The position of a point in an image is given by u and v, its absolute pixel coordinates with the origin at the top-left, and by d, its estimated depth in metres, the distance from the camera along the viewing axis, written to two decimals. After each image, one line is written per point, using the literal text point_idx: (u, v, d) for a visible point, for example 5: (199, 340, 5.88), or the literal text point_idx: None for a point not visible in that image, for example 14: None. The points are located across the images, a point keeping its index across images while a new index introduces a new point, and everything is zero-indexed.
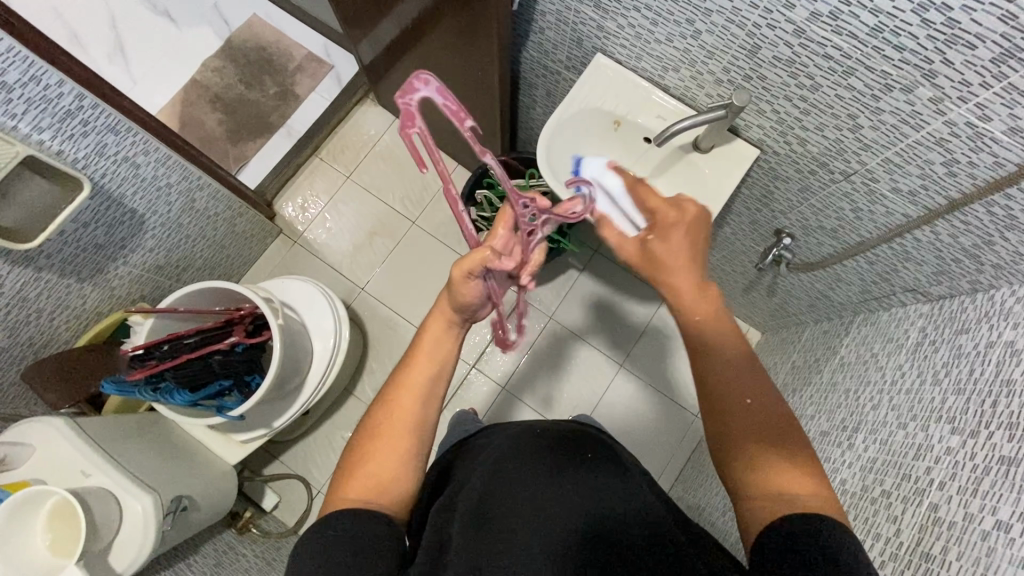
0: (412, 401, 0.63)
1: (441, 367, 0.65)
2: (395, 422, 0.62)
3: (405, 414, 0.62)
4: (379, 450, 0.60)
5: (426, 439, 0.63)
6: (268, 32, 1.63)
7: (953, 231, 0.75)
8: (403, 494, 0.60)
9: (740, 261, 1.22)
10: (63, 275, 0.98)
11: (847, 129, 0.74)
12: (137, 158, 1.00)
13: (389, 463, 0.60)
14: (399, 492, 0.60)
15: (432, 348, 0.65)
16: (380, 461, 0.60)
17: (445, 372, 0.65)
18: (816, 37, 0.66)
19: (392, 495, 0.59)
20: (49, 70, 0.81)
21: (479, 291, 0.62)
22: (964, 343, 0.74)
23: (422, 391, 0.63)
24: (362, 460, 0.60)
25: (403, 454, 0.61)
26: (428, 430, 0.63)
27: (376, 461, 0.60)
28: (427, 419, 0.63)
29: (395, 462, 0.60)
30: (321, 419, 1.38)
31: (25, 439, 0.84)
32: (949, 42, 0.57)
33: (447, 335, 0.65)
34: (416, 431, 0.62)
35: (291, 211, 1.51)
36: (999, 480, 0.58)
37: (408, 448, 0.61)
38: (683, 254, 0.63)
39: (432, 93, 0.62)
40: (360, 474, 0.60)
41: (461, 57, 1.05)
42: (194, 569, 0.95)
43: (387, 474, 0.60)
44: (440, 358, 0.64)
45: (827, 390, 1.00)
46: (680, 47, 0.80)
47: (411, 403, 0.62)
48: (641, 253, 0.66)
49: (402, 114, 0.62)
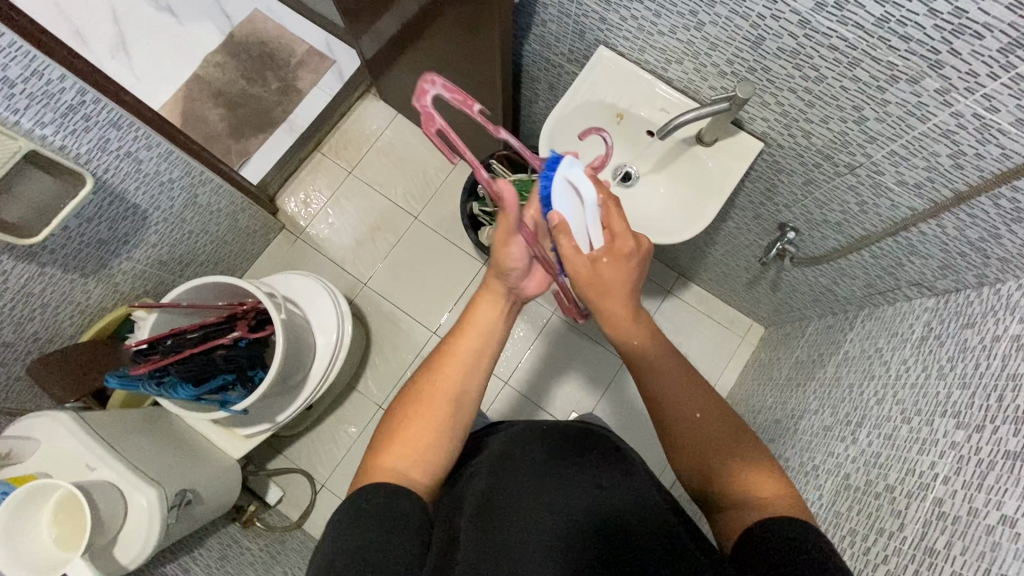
0: (458, 369, 0.66)
1: (487, 341, 0.68)
2: (439, 392, 0.64)
3: (449, 384, 0.65)
4: (422, 414, 0.63)
5: (467, 409, 0.65)
6: (269, 27, 1.63)
7: (960, 224, 0.74)
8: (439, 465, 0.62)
9: (743, 256, 1.21)
10: (67, 270, 0.98)
11: (853, 122, 0.74)
12: (139, 153, 1.00)
13: (431, 429, 0.62)
14: (437, 463, 0.61)
15: (484, 320, 0.68)
16: (420, 429, 0.62)
17: (490, 344, 0.68)
18: (821, 27, 0.65)
19: (431, 462, 0.61)
20: (51, 65, 0.81)
21: (521, 252, 0.66)
22: (970, 337, 0.74)
23: (467, 362, 0.66)
24: (404, 424, 0.62)
25: (444, 421, 0.63)
26: (470, 400, 0.65)
27: (419, 427, 0.62)
28: (470, 391, 0.66)
29: (437, 431, 0.62)
30: (325, 413, 1.39)
31: (30, 433, 0.84)
32: (955, 33, 0.56)
33: (495, 310, 0.69)
34: (459, 397, 0.65)
35: (293, 207, 1.51)
36: (1004, 475, 0.57)
37: (453, 417, 0.64)
38: (622, 284, 0.64)
39: (438, 91, 0.62)
40: (398, 443, 0.61)
41: (463, 51, 1.05)
42: (199, 562, 0.96)
43: (426, 443, 0.61)
44: (488, 332, 0.68)
45: (830, 384, 0.99)
46: (683, 39, 0.79)
47: (456, 374, 0.65)
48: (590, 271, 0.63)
49: (419, 114, 0.63)
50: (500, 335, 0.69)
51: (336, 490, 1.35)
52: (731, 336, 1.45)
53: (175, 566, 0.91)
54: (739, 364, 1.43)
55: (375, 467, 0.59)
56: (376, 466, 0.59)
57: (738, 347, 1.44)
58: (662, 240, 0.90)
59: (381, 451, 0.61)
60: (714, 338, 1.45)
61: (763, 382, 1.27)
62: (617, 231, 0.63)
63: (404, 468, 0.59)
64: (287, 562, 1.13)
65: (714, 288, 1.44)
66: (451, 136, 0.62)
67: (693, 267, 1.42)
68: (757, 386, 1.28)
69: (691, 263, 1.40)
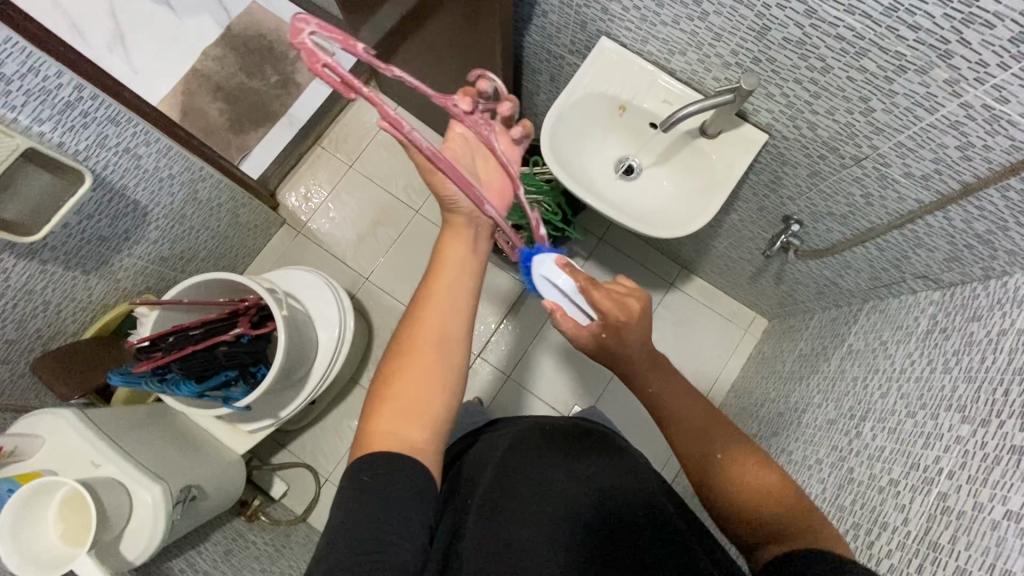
0: (436, 316, 0.61)
1: (462, 277, 0.64)
2: (422, 339, 0.60)
3: (431, 330, 0.60)
4: (405, 368, 0.58)
5: (454, 355, 0.60)
6: (268, 19, 1.61)
7: (968, 217, 0.73)
8: (437, 429, 0.57)
9: (747, 248, 1.20)
10: (68, 267, 0.98)
11: (859, 113, 0.73)
12: (138, 149, 0.99)
13: (419, 382, 0.57)
14: (436, 416, 0.57)
15: (453, 254, 0.65)
16: (411, 383, 0.57)
17: (468, 279, 0.64)
18: (828, 16, 0.64)
19: (426, 418, 0.56)
20: (47, 61, 0.80)
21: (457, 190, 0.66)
22: (976, 331, 0.73)
23: (444, 305, 0.62)
24: (391, 383, 0.58)
25: (431, 373, 0.58)
26: (456, 344, 0.61)
27: (409, 382, 0.57)
28: (455, 333, 0.61)
29: (428, 380, 0.58)
30: (328, 407, 1.39)
31: (34, 431, 0.84)
32: (966, 22, 0.55)
33: (464, 243, 0.66)
34: (442, 342, 0.60)
35: (294, 201, 1.50)
36: (1010, 470, 0.57)
37: (440, 362, 0.59)
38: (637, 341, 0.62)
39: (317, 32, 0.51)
40: (392, 402, 0.56)
41: (463, 43, 1.04)
42: (204, 557, 0.97)
43: (420, 395, 0.57)
44: (461, 267, 0.64)
45: (834, 377, 0.99)
46: (687, 29, 0.78)
47: (433, 318, 0.61)
48: (595, 347, 0.63)
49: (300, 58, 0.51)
50: (474, 266, 0.66)
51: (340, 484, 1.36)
52: (734, 329, 1.45)
53: (181, 560, 0.92)
54: (742, 356, 1.43)
55: (372, 433, 0.55)
56: (371, 433, 0.55)
57: (741, 340, 1.44)
58: (668, 234, 0.89)
59: (374, 414, 0.56)
60: (717, 331, 1.45)
61: (766, 374, 1.26)
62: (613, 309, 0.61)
63: (399, 431, 0.55)
64: (292, 556, 1.14)
65: (718, 280, 1.43)
66: (350, 80, 0.51)
67: (696, 260, 1.41)
68: (760, 379, 1.28)
69: (694, 255, 1.39)
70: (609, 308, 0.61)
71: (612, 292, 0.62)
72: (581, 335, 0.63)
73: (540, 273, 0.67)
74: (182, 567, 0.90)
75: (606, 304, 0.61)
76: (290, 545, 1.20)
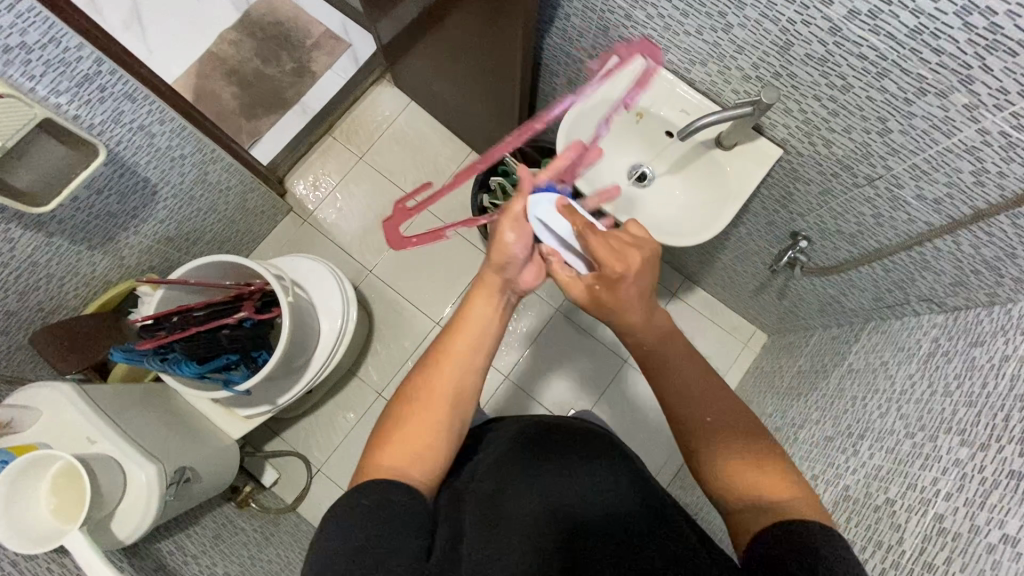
0: (453, 371, 0.62)
1: (481, 337, 0.64)
2: (435, 389, 0.61)
3: (446, 382, 0.62)
4: (417, 419, 0.60)
5: (466, 408, 0.62)
6: (286, 7, 1.61)
7: (976, 242, 0.74)
8: (440, 468, 0.59)
9: (753, 263, 1.21)
10: (74, 242, 0.97)
11: (876, 133, 0.73)
12: (152, 127, 0.99)
13: (427, 435, 0.59)
14: (438, 461, 0.59)
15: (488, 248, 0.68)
16: (415, 426, 0.59)
17: (488, 339, 0.65)
18: (852, 36, 0.65)
19: (430, 462, 0.58)
20: (69, 33, 0.79)
21: (517, 235, 0.66)
22: (978, 356, 0.73)
23: (463, 359, 0.63)
24: (396, 429, 0.59)
25: (438, 422, 0.60)
26: (468, 399, 0.63)
27: (412, 432, 0.59)
28: (470, 388, 0.63)
29: (435, 427, 0.60)
30: (324, 398, 1.39)
31: (31, 404, 0.84)
32: (989, 48, 0.56)
33: (486, 297, 0.66)
34: (456, 396, 0.62)
35: (302, 189, 1.50)
36: (1008, 494, 0.57)
37: (449, 415, 0.61)
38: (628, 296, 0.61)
39: None
40: (392, 443, 0.58)
41: (482, 41, 1.04)
42: (192, 540, 0.96)
43: (427, 443, 0.59)
44: (484, 326, 0.65)
45: (833, 395, 0.99)
46: (709, 40, 0.79)
47: (450, 372, 0.62)
48: (589, 299, 0.64)
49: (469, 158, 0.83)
50: (495, 329, 0.66)
51: (332, 475, 1.35)
52: (734, 342, 1.45)
53: (170, 542, 0.91)
54: (740, 370, 1.43)
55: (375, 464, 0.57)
56: (372, 466, 0.57)
57: (740, 354, 1.44)
58: (680, 242, 0.90)
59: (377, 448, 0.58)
60: (716, 343, 1.45)
61: (764, 389, 1.27)
62: (602, 258, 0.60)
63: (402, 469, 0.57)
64: (280, 545, 1.13)
65: (720, 293, 1.43)
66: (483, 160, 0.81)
67: (700, 272, 1.41)
68: (758, 393, 1.28)
69: (698, 266, 1.40)
70: (606, 258, 0.60)
71: (611, 240, 0.61)
72: (575, 287, 0.65)
73: (534, 215, 0.67)
74: (169, 548, 0.89)
75: (602, 250, 0.61)
76: (278, 532, 1.19)
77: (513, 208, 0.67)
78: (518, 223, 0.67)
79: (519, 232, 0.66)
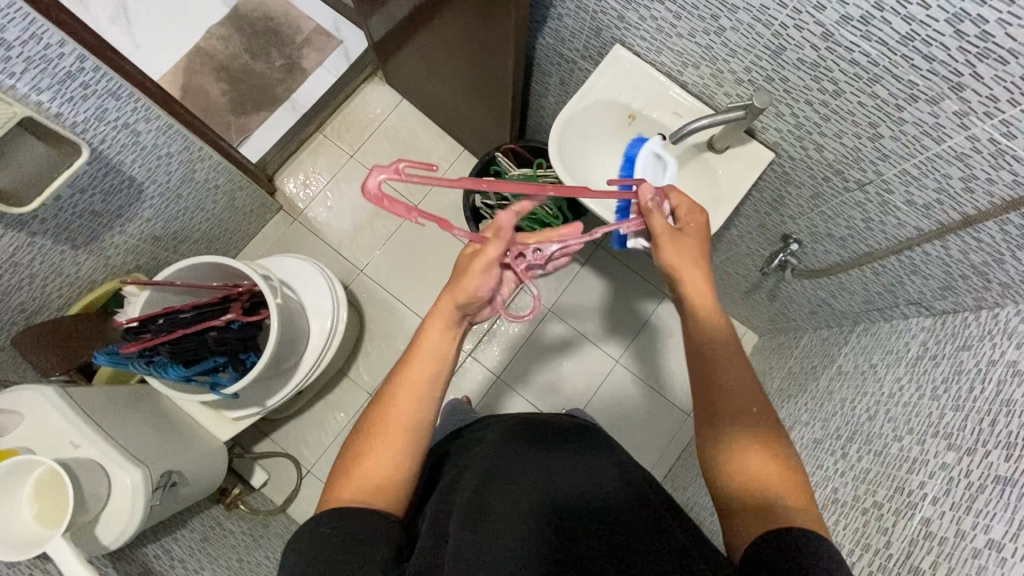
0: (407, 403, 0.61)
1: (438, 367, 0.63)
2: (389, 424, 0.60)
3: (400, 416, 0.61)
4: (372, 451, 0.59)
5: (424, 437, 0.61)
6: (276, 2, 1.59)
7: (965, 247, 0.74)
8: (404, 488, 0.60)
9: (744, 265, 1.21)
10: (57, 241, 0.96)
11: (867, 138, 0.73)
12: (138, 125, 0.97)
13: (383, 465, 0.59)
14: (399, 489, 0.59)
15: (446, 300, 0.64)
16: (374, 460, 0.59)
17: (442, 369, 0.63)
18: (844, 41, 0.64)
19: (391, 491, 0.58)
20: (51, 30, 0.78)
21: (486, 286, 0.63)
22: (965, 360, 0.74)
23: (417, 390, 0.62)
24: (355, 462, 0.59)
25: (395, 454, 0.59)
26: (425, 428, 0.62)
27: (371, 463, 0.59)
28: (427, 415, 0.62)
29: (392, 459, 0.59)
30: (314, 399, 1.38)
31: (14, 407, 0.83)
32: (980, 56, 0.56)
33: (440, 330, 0.64)
34: (413, 428, 0.61)
35: (292, 188, 1.49)
36: (993, 499, 0.58)
37: (406, 446, 0.60)
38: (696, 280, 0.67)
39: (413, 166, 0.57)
40: (353, 477, 0.58)
41: (474, 39, 1.03)
42: (180, 543, 0.95)
43: (384, 473, 0.59)
44: (438, 358, 0.63)
45: (823, 397, 1.00)
46: (702, 43, 0.78)
47: (405, 404, 0.61)
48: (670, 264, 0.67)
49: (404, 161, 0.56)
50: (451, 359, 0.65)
51: (322, 476, 1.34)
52: None
53: (156, 547, 0.90)
54: None
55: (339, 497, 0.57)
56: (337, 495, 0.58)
57: None
58: None
59: (340, 482, 0.58)
60: None
61: None
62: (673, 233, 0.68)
63: (364, 498, 0.57)
64: (269, 547, 1.12)
65: None
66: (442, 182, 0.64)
67: None
68: None
69: None
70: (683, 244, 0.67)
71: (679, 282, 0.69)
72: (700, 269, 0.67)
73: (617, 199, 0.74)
74: (156, 552, 0.88)
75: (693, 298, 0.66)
76: (267, 535, 1.18)
77: (488, 251, 0.62)
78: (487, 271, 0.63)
79: (488, 283, 0.63)
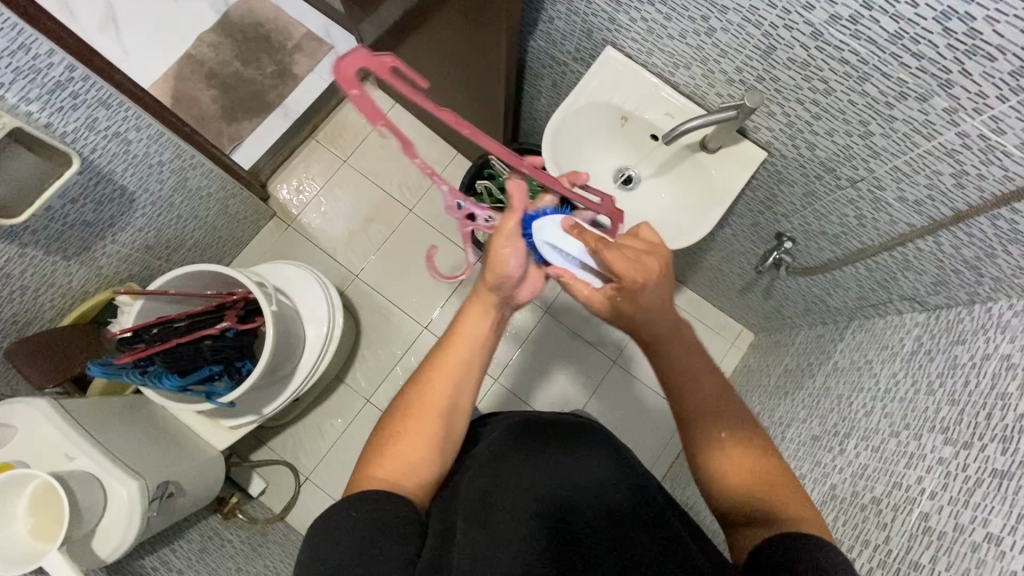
0: (445, 385, 0.62)
1: (477, 351, 0.64)
2: (427, 405, 0.61)
3: (438, 398, 0.62)
4: (409, 431, 0.60)
5: (460, 421, 0.63)
6: (266, 8, 1.58)
7: (957, 243, 0.74)
8: (430, 479, 0.60)
9: (738, 263, 1.21)
10: (48, 252, 0.95)
11: (858, 136, 0.74)
12: (128, 134, 0.96)
13: (418, 451, 0.59)
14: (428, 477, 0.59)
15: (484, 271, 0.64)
16: (408, 444, 0.59)
17: (482, 357, 0.65)
18: (834, 40, 0.65)
19: (420, 480, 0.59)
20: (38, 39, 0.77)
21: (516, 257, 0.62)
22: (960, 354, 0.74)
23: (455, 374, 0.63)
24: (390, 441, 0.60)
25: (431, 438, 0.60)
26: (461, 413, 0.63)
27: (407, 445, 0.59)
28: (461, 402, 0.63)
29: (426, 446, 0.60)
30: (311, 405, 1.37)
31: (8, 420, 0.82)
32: (968, 53, 0.56)
33: (480, 313, 0.65)
34: (449, 412, 0.62)
35: (285, 194, 1.48)
36: (991, 492, 0.58)
37: (441, 430, 0.61)
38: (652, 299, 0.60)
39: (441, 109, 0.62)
40: (387, 455, 0.59)
41: (466, 42, 1.03)
42: (178, 555, 0.94)
43: (419, 458, 0.59)
44: (476, 341, 0.64)
45: (820, 394, 1.00)
46: (692, 44, 0.79)
47: (445, 385, 0.62)
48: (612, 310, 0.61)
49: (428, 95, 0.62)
50: (489, 346, 0.65)
51: (320, 483, 1.33)
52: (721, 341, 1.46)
53: (154, 559, 0.90)
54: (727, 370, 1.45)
55: (369, 476, 0.57)
56: (367, 476, 0.58)
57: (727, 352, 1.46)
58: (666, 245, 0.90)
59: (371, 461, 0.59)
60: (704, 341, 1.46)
61: (752, 387, 1.28)
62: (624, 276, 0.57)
63: (394, 481, 0.57)
64: (268, 556, 1.12)
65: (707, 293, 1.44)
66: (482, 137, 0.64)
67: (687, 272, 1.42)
68: (746, 392, 1.29)
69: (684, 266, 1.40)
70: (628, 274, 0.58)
71: (626, 250, 0.58)
72: (594, 299, 0.62)
73: (543, 237, 0.63)
74: (154, 564, 0.88)
75: (620, 264, 0.57)
76: (266, 543, 1.18)
77: (506, 225, 0.61)
78: (512, 240, 0.62)
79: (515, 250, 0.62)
